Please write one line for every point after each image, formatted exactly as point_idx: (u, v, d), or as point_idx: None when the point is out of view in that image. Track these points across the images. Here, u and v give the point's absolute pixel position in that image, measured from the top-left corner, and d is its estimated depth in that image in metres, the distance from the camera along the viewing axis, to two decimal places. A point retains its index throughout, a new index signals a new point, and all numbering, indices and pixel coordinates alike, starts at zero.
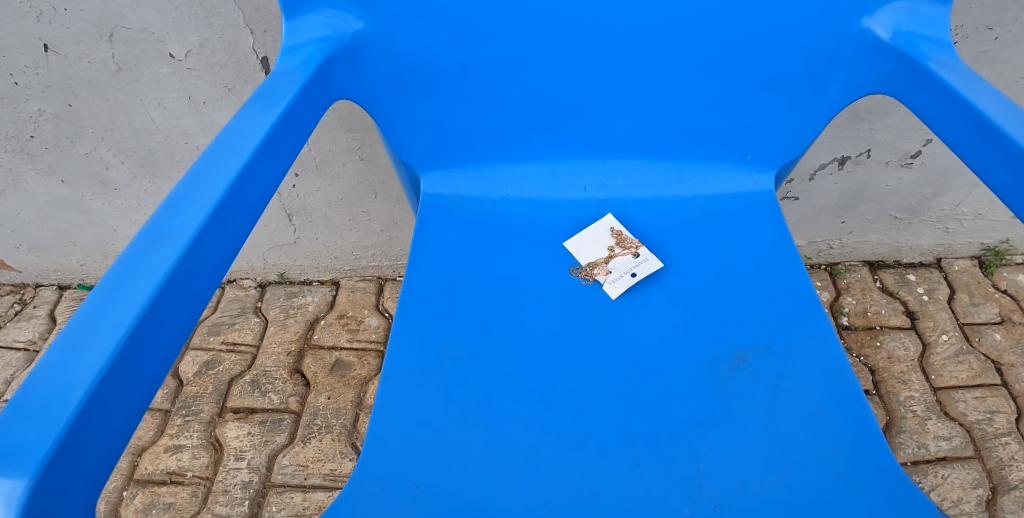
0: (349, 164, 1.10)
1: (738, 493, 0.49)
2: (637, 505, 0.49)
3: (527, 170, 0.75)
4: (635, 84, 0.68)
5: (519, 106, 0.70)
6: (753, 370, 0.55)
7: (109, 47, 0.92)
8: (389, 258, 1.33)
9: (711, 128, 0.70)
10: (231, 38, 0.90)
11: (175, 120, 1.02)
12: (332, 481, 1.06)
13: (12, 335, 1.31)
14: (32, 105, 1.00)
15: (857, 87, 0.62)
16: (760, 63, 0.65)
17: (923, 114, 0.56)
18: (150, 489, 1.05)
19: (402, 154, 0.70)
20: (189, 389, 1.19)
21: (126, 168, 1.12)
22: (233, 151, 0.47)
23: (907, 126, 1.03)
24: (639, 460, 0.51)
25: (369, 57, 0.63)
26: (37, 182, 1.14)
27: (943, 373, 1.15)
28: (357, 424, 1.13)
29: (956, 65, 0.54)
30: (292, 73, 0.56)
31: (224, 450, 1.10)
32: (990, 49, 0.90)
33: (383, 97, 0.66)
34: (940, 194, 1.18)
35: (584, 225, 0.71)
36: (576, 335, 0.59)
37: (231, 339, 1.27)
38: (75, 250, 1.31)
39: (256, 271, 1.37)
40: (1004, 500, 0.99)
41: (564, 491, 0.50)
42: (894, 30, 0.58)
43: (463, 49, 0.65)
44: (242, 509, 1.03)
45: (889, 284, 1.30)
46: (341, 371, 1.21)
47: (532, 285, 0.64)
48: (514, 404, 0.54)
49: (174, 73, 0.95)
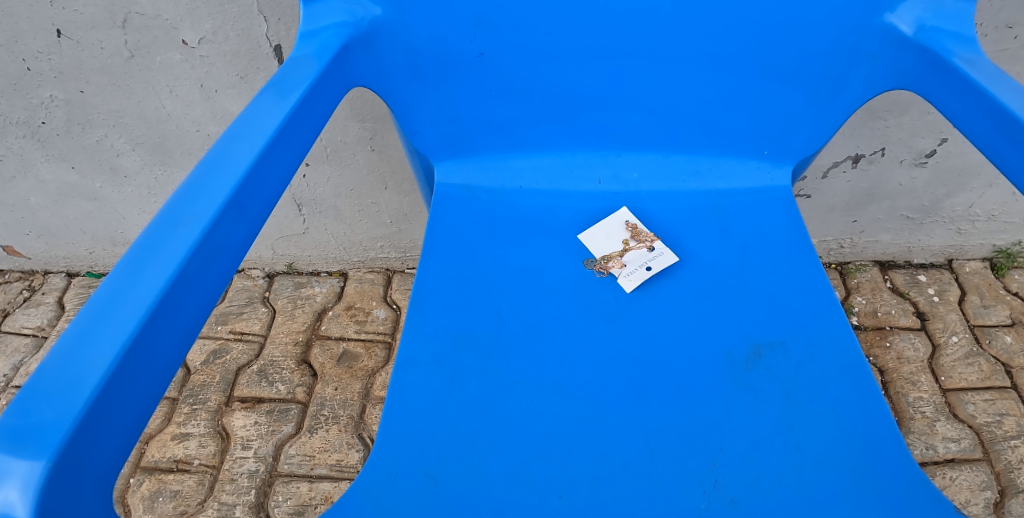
0: (360, 154, 1.10)
1: (753, 489, 0.48)
2: (650, 499, 0.49)
3: (541, 162, 0.74)
4: (653, 76, 0.67)
5: (534, 96, 0.69)
6: (768, 366, 0.55)
7: (121, 34, 0.92)
8: (397, 250, 1.33)
9: (727, 122, 0.69)
10: (244, 26, 0.90)
11: (186, 107, 1.02)
12: (338, 472, 1.06)
13: (20, 321, 1.31)
14: (44, 91, 1.00)
15: (878, 83, 0.61)
16: (781, 56, 0.64)
17: (946, 111, 0.55)
18: (156, 477, 1.06)
19: (416, 143, 0.70)
20: (196, 377, 1.19)
21: (136, 155, 1.12)
22: (250, 137, 0.47)
23: (923, 124, 1.02)
24: (654, 455, 0.51)
25: (386, 44, 0.62)
26: (47, 169, 1.15)
27: (952, 374, 1.14)
28: (364, 415, 1.13)
29: (981, 61, 0.53)
30: (308, 60, 0.56)
31: (231, 439, 1.10)
32: (1009, 48, 0.89)
33: (398, 85, 0.65)
34: (953, 195, 1.17)
35: (598, 218, 0.70)
36: (589, 328, 0.59)
37: (238, 328, 1.27)
38: (84, 238, 1.31)
39: (264, 261, 1.37)
40: (1012, 503, 0.98)
41: (577, 483, 0.49)
42: (917, 24, 0.57)
43: (480, 38, 0.64)
44: (248, 498, 1.03)
45: (900, 284, 1.29)
46: (348, 362, 1.21)
47: (546, 278, 0.63)
48: (528, 397, 0.54)
49: (186, 60, 0.95)
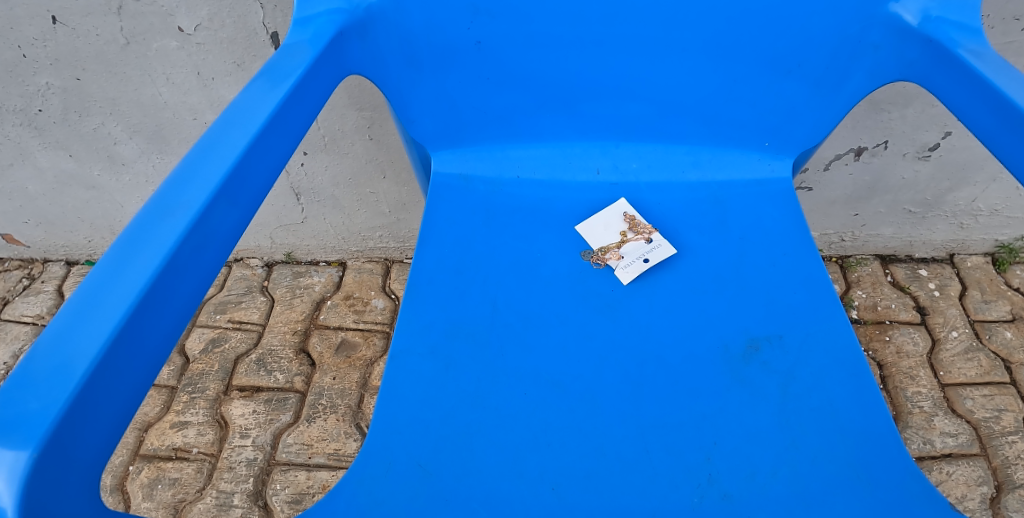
0: (358, 143, 1.09)
1: (748, 483, 0.48)
2: (644, 493, 0.48)
3: (539, 152, 0.73)
4: (652, 66, 0.66)
5: (532, 85, 0.69)
6: (765, 360, 0.54)
7: (117, 20, 0.91)
8: (396, 240, 1.33)
9: (728, 113, 0.69)
10: (240, 12, 0.88)
11: (183, 95, 1.02)
12: (336, 461, 1.06)
13: (19, 309, 1.32)
14: (40, 78, 0.99)
15: (882, 74, 0.60)
16: (782, 46, 0.63)
17: (950, 102, 0.54)
18: (155, 464, 1.06)
19: (413, 132, 0.69)
20: (195, 366, 1.19)
21: (134, 143, 1.11)
22: (241, 125, 0.46)
23: (926, 117, 1.01)
24: (649, 448, 0.51)
25: (382, 31, 0.61)
26: (44, 156, 1.14)
27: (951, 369, 1.13)
28: (361, 405, 1.13)
29: (988, 53, 0.52)
30: (301, 48, 0.55)
31: (229, 428, 1.11)
32: (1016, 40, 0.88)
33: (394, 73, 0.64)
34: (956, 189, 1.16)
35: (596, 209, 0.70)
36: (586, 320, 0.59)
37: (237, 317, 1.27)
38: (83, 226, 1.31)
39: (262, 250, 1.36)
40: (1008, 499, 0.98)
41: (572, 476, 0.49)
42: (922, 14, 0.57)
43: (477, 25, 0.63)
44: (247, 486, 1.04)
45: (900, 279, 1.29)
46: (347, 351, 1.21)
47: (543, 268, 0.63)
48: (523, 388, 0.54)
49: (182, 47, 0.94)
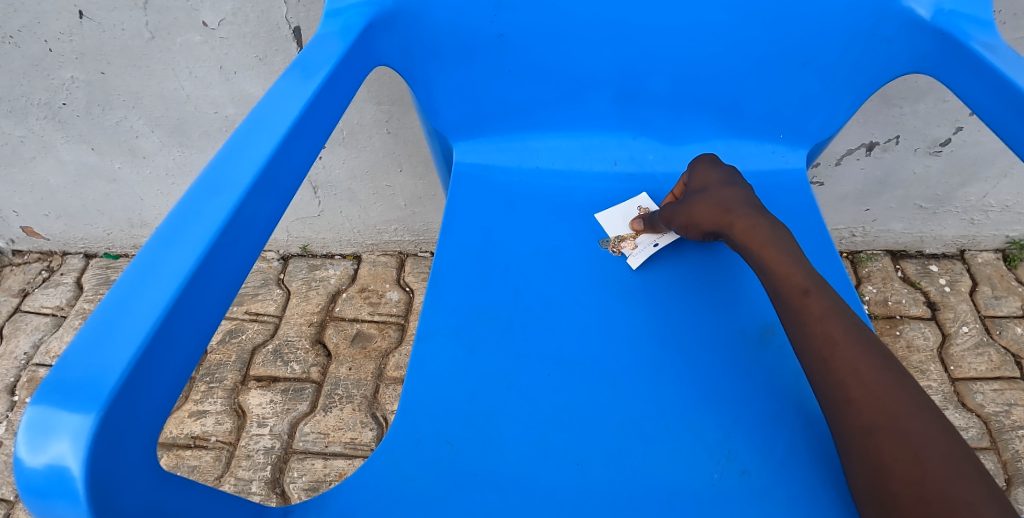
0: (376, 137, 1.10)
1: (765, 460, 0.50)
2: (664, 468, 0.50)
3: (557, 143, 0.75)
4: (670, 58, 0.67)
5: (553, 77, 0.70)
6: (782, 345, 0.56)
7: (143, 15, 0.93)
8: (411, 233, 1.34)
9: (744, 105, 0.70)
10: (264, 8, 0.90)
11: (205, 89, 1.04)
12: (352, 450, 1.08)
13: (40, 301, 1.35)
14: (65, 72, 1.01)
15: (895, 66, 0.62)
16: (799, 38, 0.63)
17: (962, 94, 0.56)
18: (174, 452, 1.09)
19: (436, 123, 0.71)
20: (213, 357, 1.21)
21: (155, 137, 1.13)
22: (278, 115, 0.48)
23: (938, 112, 1.01)
24: (669, 426, 0.52)
25: (409, 24, 0.63)
26: (67, 149, 1.16)
27: (961, 364, 1.14)
28: (377, 395, 1.15)
29: (1000, 46, 0.53)
30: (331, 40, 0.57)
31: (247, 417, 1.13)
32: None
33: (420, 65, 0.66)
34: (967, 184, 1.16)
35: (614, 200, 0.71)
36: (606, 305, 0.60)
37: (254, 309, 1.29)
38: (102, 219, 1.34)
39: (279, 243, 1.38)
40: (1017, 492, 0.99)
41: (594, 451, 0.51)
42: (935, 8, 0.58)
43: (501, 19, 0.65)
44: (265, 474, 1.06)
45: (911, 274, 1.29)
46: (362, 342, 1.23)
47: (563, 256, 0.64)
48: (545, 371, 0.55)
49: (205, 41, 0.96)
